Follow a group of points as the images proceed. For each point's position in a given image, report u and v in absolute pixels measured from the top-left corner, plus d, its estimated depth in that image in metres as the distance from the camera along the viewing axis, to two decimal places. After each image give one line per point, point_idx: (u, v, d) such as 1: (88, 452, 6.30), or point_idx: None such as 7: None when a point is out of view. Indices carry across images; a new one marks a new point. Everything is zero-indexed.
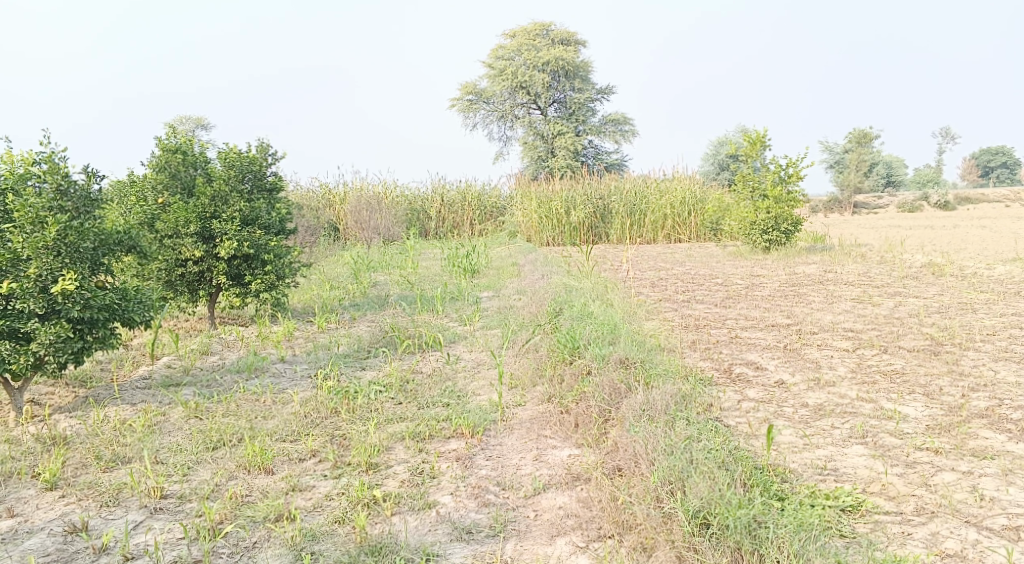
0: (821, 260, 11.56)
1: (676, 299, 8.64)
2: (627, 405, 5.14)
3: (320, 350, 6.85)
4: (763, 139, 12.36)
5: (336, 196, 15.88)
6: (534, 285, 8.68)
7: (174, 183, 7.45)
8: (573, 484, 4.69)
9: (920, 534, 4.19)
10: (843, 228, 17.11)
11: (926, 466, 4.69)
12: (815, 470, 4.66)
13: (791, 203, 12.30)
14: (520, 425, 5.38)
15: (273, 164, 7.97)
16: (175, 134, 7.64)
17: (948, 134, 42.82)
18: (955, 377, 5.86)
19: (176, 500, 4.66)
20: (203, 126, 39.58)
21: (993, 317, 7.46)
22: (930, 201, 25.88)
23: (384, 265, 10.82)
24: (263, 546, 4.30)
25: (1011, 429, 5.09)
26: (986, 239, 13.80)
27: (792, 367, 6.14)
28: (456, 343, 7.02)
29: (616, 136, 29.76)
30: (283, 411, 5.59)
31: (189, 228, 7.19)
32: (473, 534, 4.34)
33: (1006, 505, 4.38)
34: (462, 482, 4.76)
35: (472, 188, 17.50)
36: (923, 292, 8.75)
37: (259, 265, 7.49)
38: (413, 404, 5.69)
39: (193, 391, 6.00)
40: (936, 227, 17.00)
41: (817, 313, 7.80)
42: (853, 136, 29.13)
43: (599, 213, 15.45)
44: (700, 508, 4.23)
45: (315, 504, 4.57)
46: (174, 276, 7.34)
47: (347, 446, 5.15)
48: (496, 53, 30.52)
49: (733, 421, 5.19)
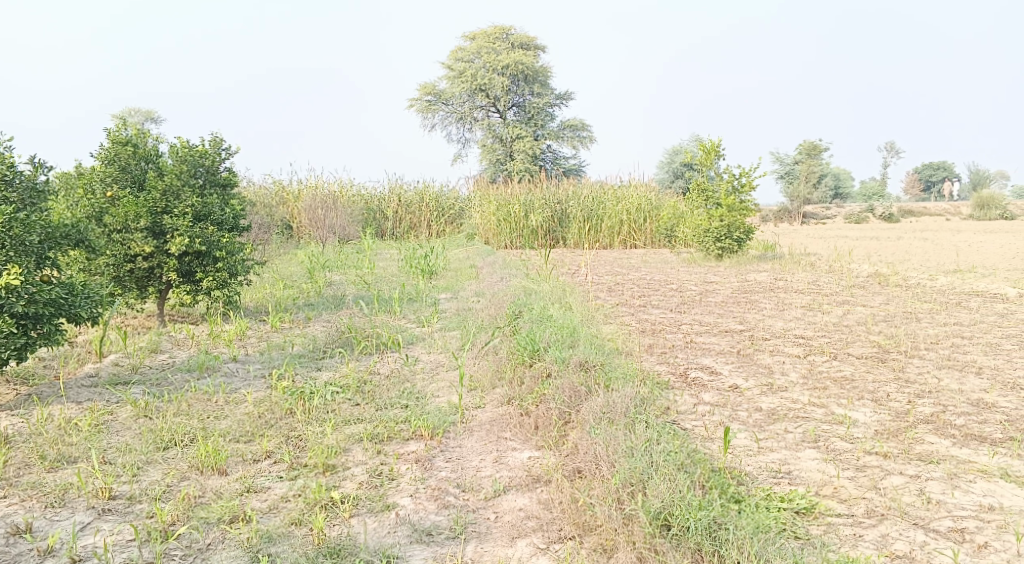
0: (772, 268, 11.70)
1: (632, 304, 8.67)
2: (586, 408, 5.12)
3: (273, 350, 6.72)
4: (718, 147, 12.46)
5: (291, 194, 15.67)
6: (493, 288, 8.64)
7: (124, 176, 7.27)
8: (533, 487, 4.65)
9: (872, 536, 4.23)
10: (793, 237, 17.39)
11: (876, 470, 4.75)
12: (770, 473, 4.68)
13: (744, 212, 12.42)
14: (479, 427, 5.33)
15: (226, 159, 7.83)
16: (125, 127, 7.46)
17: (892, 148, 43.85)
18: (902, 384, 5.95)
19: (125, 501, 4.52)
20: (154, 119, 38.84)
21: (937, 326, 7.61)
22: (875, 213, 26.47)
23: (340, 266, 10.69)
24: (217, 548, 4.19)
25: (956, 434, 5.17)
26: (929, 251, 14.13)
27: (746, 372, 6.18)
28: (414, 345, 6.95)
29: (573, 142, 29.90)
30: (236, 411, 5.47)
31: (139, 223, 7.01)
32: (433, 536, 4.28)
33: (952, 507, 4.44)
34: (421, 484, 4.69)
35: (429, 189, 17.42)
36: (870, 301, 8.91)
37: (211, 262, 7.33)
38: (370, 406, 5.60)
39: (142, 390, 5.84)
40: (881, 238, 17.34)
41: (769, 320, 7.88)
42: (803, 148, 29.75)
43: (556, 217, 15.45)
44: (661, 510, 4.22)
45: (270, 505, 4.46)
46: (122, 272, 7.14)
47: (303, 447, 5.05)
48: (455, 56, 30.47)
49: (689, 424, 5.21)
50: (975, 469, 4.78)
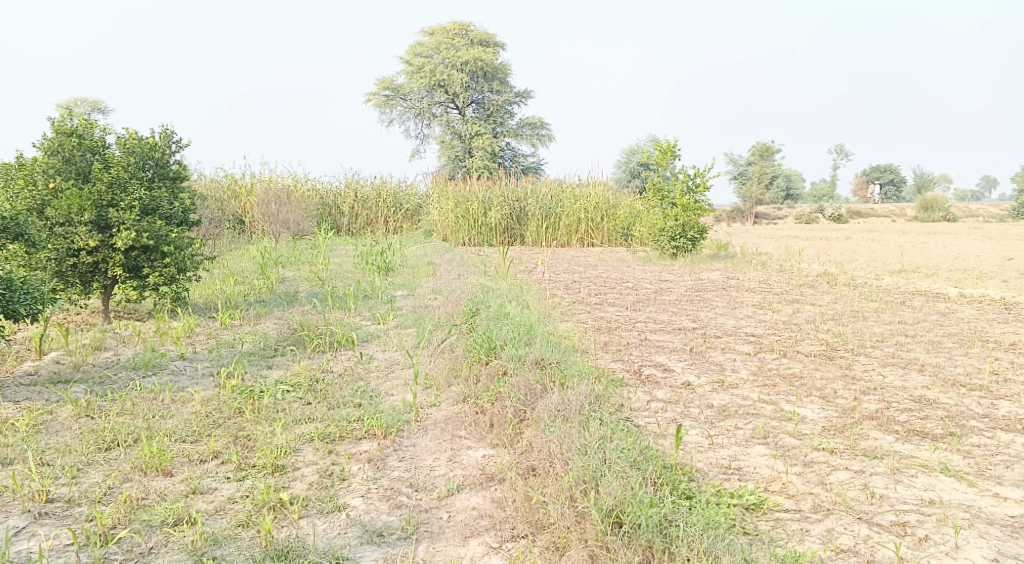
0: (725, 267, 11.78)
1: (589, 302, 8.65)
2: (541, 406, 5.06)
3: (222, 348, 6.56)
4: (675, 148, 12.46)
5: (243, 188, 15.39)
6: (449, 285, 8.56)
7: (68, 168, 7.04)
8: (486, 485, 4.58)
9: (818, 531, 4.23)
10: (746, 236, 17.57)
11: (824, 466, 4.75)
12: (720, 470, 4.66)
13: (699, 212, 12.45)
14: (434, 425, 5.24)
15: (176, 152, 7.64)
16: (70, 117, 7.22)
17: (842, 150, 44.53)
18: (849, 381, 5.98)
19: (63, 503, 4.36)
20: (101, 109, 38.11)
21: (884, 324, 7.69)
22: (825, 214, 26.86)
23: (294, 262, 10.52)
24: (160, 551, 4.06)
25: (899, 430, 5.18)
26: (875, 250, 14.36)
27: (698, 369, 6.18)
28: (369, 343, 6.83)
29: (532, 140, 29.95)
30: (183, 410, 5.32)
31: (83, 216, 6.79)
32: (383, 537, 4.19)
33: (895, 502, 4.45)
34: (372, 484, 4.59)
35: (387, 185, 17.29)
36: (819, 300, 8.99)
37: (159, 257, 7.14)
38: (322, 404, 5.48)
39: (84, 389, 5.65)
40: (830, 238, 17.62)
41: (721, 318, 7.90)
42: (756, 149, 30.12)
43: (514, 215, 15.50)
44: (613, 507, 4.16)
45: (216, 507, 4.34)
46: (65, 267, 6.90)
47: (252, 447, 4.92)
48: (413, 51, 30.32)
49: (643, 421, 5.18)
50: (918, 463, 4.79)
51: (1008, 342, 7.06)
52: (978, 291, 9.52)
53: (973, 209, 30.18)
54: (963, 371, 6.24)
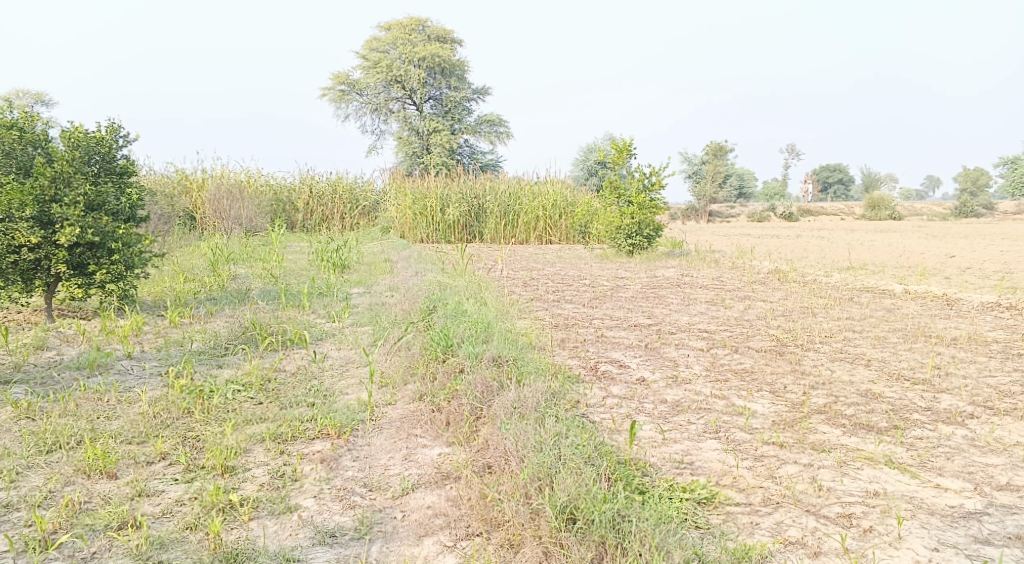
0: (679, 264, 11.83)
1: (546, 299, 8.63)
2: (498, 404, 5.02)
3: (171, 346, 6.42)
4: (630, 146, 12.48)
5: (194, 183, 15.14)
6: (406, 282, 8.48)
7: (8, 162, 6.85)
8: (441, 483, 4.53)
9: (767, 524, 4.24)
10: (701, 234, 17.68)
11: (773, 460, 4.77)
12: (673, 464, 4.67)
13: (654, 210, 12.51)
14: (389, 424, 5.17)
15: (124, 146, 7.47)
16: (11, 110, 7.02)
17: (794, 149, 45.06)
18: (798, 376, 6.02)
19: (1, 509, 4.23)
20: (45, 101, 37.27)
21: (832, 320, 7.77)
22: (778, 212, 27.20)
23: (246, 258, 10.36)
24: (103, 557, 3.95)
25: (846, 423, 5.23)
26: (825, 248, 14.55)
27: (652, 365, 6.19)
28: (323, 341, 6.74)
29: (490, 137, 29.92)
30: (129, 411, 5.18)
31: (24, 211, 6.58)
32: (336, 538, 4.12)
33: (841, 494, 4.48)
34: (325, 484, 4.52)
35: (342, 181, 17.13)
36: (770, 296, 9.07)
37: (105, 254, 6.98)
38: (275, 404, 5.39)
39: (25, 389, 5.50)
40: (783, 235, 17.79)
41: (675, 314, 7.93)
42: (711, 148, 30.34)
43: (472, 212, 15.44)
44: (567, 504, 4.13)
45: (163, 510, 4.23)
46: (5, 264, 6.69)
47: (201, 448, 4.81)
48: (370, 45, 30.08)
49: (597, 417, 5.16)
50: (864, 456, 4.84)
51: (951, 337, 7.17)
52: (922, 287, 9.67)
53: (919, 208, 30.78)
54: (906, 365, 6.33)
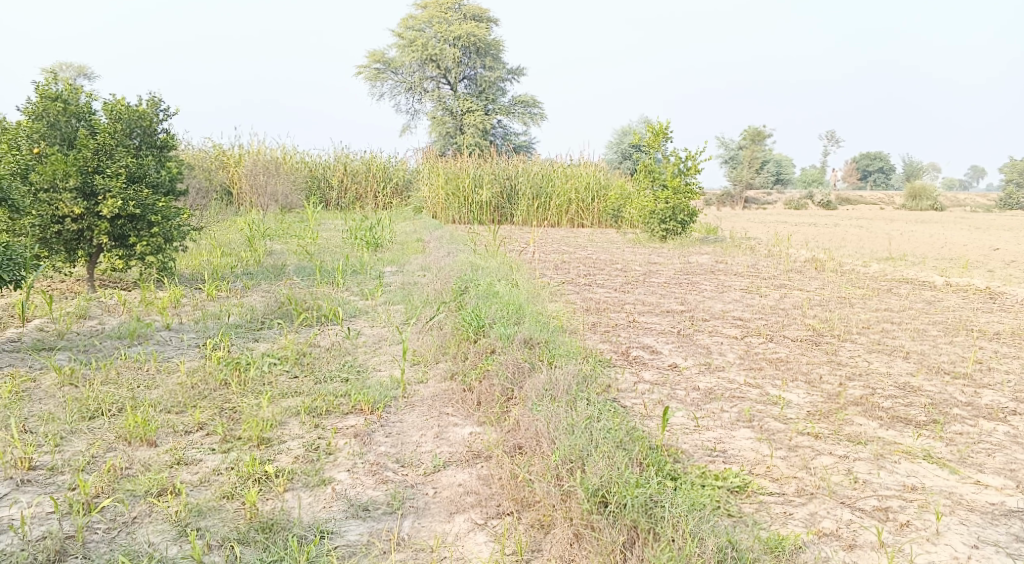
0: (713, 251, 11.77)
1: (578, 282, 8.63)
2: (529, 385, 5.05)
3: (209, 319, 6.52)
4: (666, 130, 12.40)
5: (231, 158, 15.29)
6: (438, 262, 8.52)
7: (53, 133, 6.95)
8: (473, 462, 4.58)
9: (801, 514, 4.24)
10: (736, 220, 17.56)
11: (808, 450, 4.76)
12: (706, 452, 4.67)
13: (689, 195, 12.46)
14: (421, 402, 5.22)
15: (164, 120, 7.56)
16: (57, 82, 7.12)
17: (833, 136, 44.50)
18: (834, 366, 5.99)
19: (46, 472, 4.34)
20: (87, 75, 37.74)
21: (869, 311, 7.71)
22: (815, 200, 26.92)
23: (281, 235, 10.47)
24: (143, 521, 4.04)
25: (883, 416, 5.20)
26: (864, 238, 14.38)
27: (685, 352, 6.18)
28: (356, 318, 6.81)
29: (524, 118, 29.86)
30: (168, 381, 5.28)
31: (68, 183, 6.70)
32: (369, 511, 4.18)
33: (877, 487, 4.47)
34: (359, 458, 4.58)
35: (377, 159, 17.20)
36: (806, 285, 9.00)
37: (145, 227, 7.08)
38: (309, 378, 5.46)
39: (68, 356, 5.62)
40: (820, 224, 17.62)
41: (709, 301, 7.90)
42: (748, 133, 30.04)
43: (505, 193, 15.44)
44: (599, 487, 4.14)
45: (201, 478, 4.32)
46: (49, 234, 6.82)
47: (237, 420, 4.89)
48: (406, 24, 30.06)
49: (629, 402, 5.18)
50: (901, 450, 4.81)
51: (992, 331, 7.09)
52: (964, 280, 9.54)
53: (961, 199, 30.32)
54: (946, 359, 6.27)
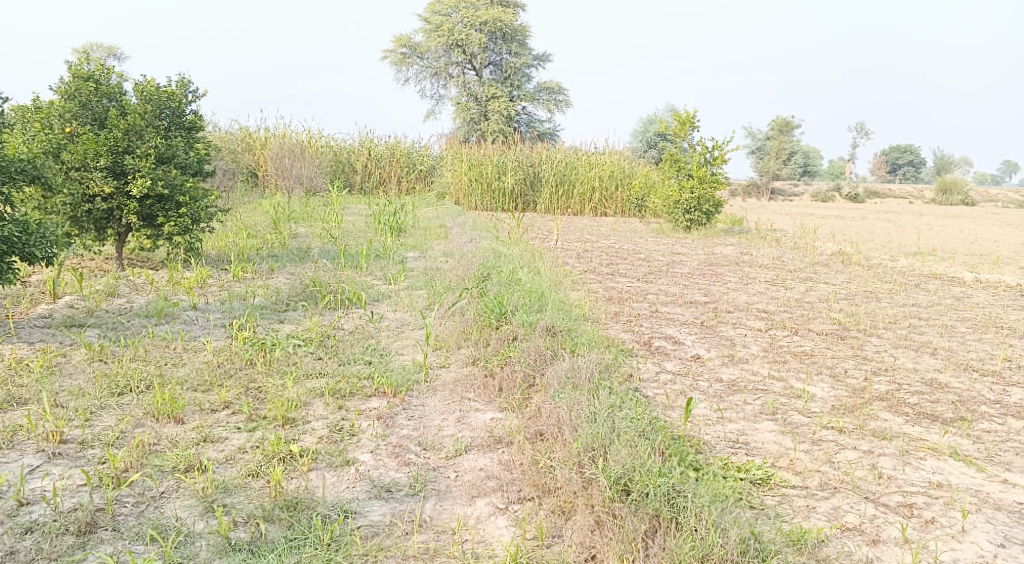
0: (738, 242, 11.73)
1: (600, 271, 8.64)
2: (551, 372, 5.09)
3: (235, 300, 6.59)
4: (693, 119, 12.33)
5: (258, 141, 15.39)
6: (461, 249, 8.55)
7: (84, 113, 7.02)
8: (494, 447, 4.62)
9: (825, 508, 4.25)
10: (763, 212, 17.47)
11: (832, 444, 4.76)
12: (728, 444, 4.69)
13: (715, 184, 12.43)
14: (443, 387, 5.26)
15: (193, 101, 7.61)
16: (89, 62, 7.18)
17: (863, 128, 44.03)
18: (860, 361, 5.98)
19: (77, 445, 4.42)
20: (117, 56, 38.05)
21: (897, 306, 7.67)
22: (842, 193, 26.71)
23: (306, 218, 10.53)
24: (171, 496, 4.12)
25: (909, 412, 5.19)
26: (892, 232, 14.24)
27: (708, 343, 6.18)
28: (379, 302, 6.86)
29: (549, 105, 29.80)
30: (195, 359, 5.36)
31: (99, 161, 6.80)
32: (391, 493, 4.24)
33: (902, 483, 4.47)
34: (382, 440, 4.64)
35: (401, 145, 17.24)
36: (833, 279, 8.96)
37: (174, 207, 7.16)
38: (333, 360, 5.52)
39: (98, 333, 5.71)
40: (848, 217, 17.51)
41: (733, 293, 7.89)
42: (776, 124, 29.82)
43: (528, 180, 15.44)
44: (621, 475, 4.17)
45: (227, 456, 4.39)
46: (80, 213, 6.94)
47: (263, 399, 4.96)
48: (433, 9, 30.03)
49: (651, 392, 5.20)
50: (926, 446, 4.80)
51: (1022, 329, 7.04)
52: (994, 277, 9.47)
53: (992, 194, 29.96)
54: (975, 356, 6.23)
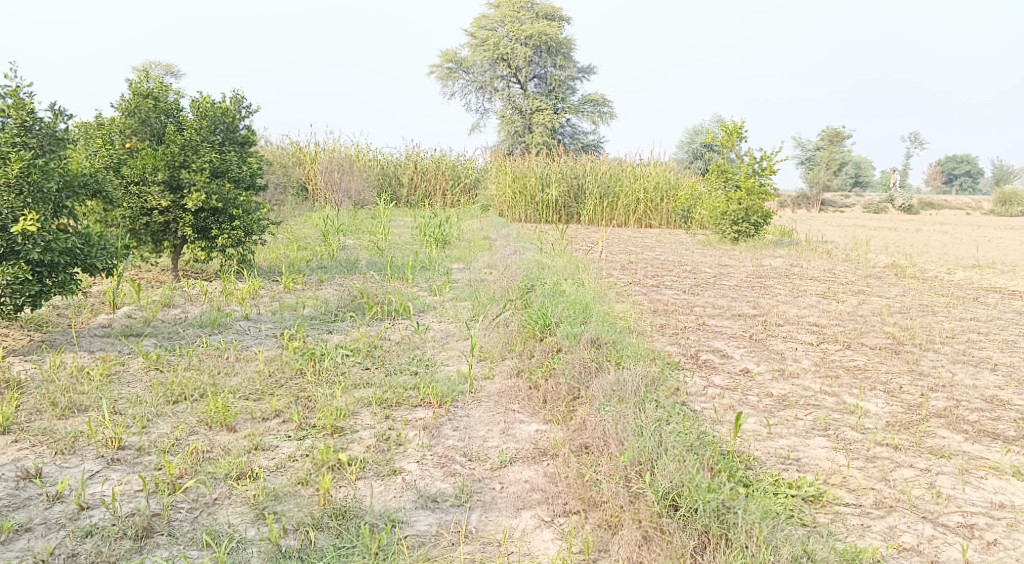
0: (787, 254, 11.63)
1: (645, 284, 8.63)
2: (597, 385, 5.11)
3: (285, 310, 6.72)
4: (741, 130, 12.26)
5: (307, 154, 15.66)
6: (506, 260, 8.61)
7: (143, 128, 7.23)
8: (540, 459, 4.66)
9: (879, 527, 4.21)
10: (813, 224, 17.26)
11: (885, 461, 4.71)
12: (778, 459, 4.67)
13: (763, 197, 12.30)
14: (488, 398, 5.32)
15: (246, 117, 7.79)
16: (148, 79, 7.40)
17: (917, 138, 43.26)
18: (915, 377, 5.89)
19: (134, 451, 4.55)
20: (172, 73, 39.02)
21: (952, 320, 7.54)
22: (895, 204, 26.29)
23: (354, 230, 10.69)
24: (224, 503, 4.22)
25: (968, 429, 5.11)
26: (948, 244, 13.98)
27: (757, 357, 6.15)
28: (426, 313, 6.94)
29: (594, 117, 29.81)
30: (246, 369, 5.48)
31: (157, 176, 7.00)
32: (438, 503, 4.29)
33: (961, 503, 4.40)
34: (428, 450, 4.69)
35: (446, 158, 17.40)
36: (885, 292, 8.84)
37: (227, 220, 7.32)
38: (380, 370, 5.60)
39: (154, 342, 5.87)
40: (901, 229, 17.23)
41: (783, 306, 7.83)
42: (826, 134, 29.46)
43: (572, 192, 15.46)
44: (670, 490, 4.18)
45: (277, 464, 4.49)
46: (138, 225, 7.14)
47: (312, 408, 5.05)
48: (479, 23, 30.26)
49: (699, 406, 5.19)
50: (986, 465, 4.72)
51: None
52: None
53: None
54: None
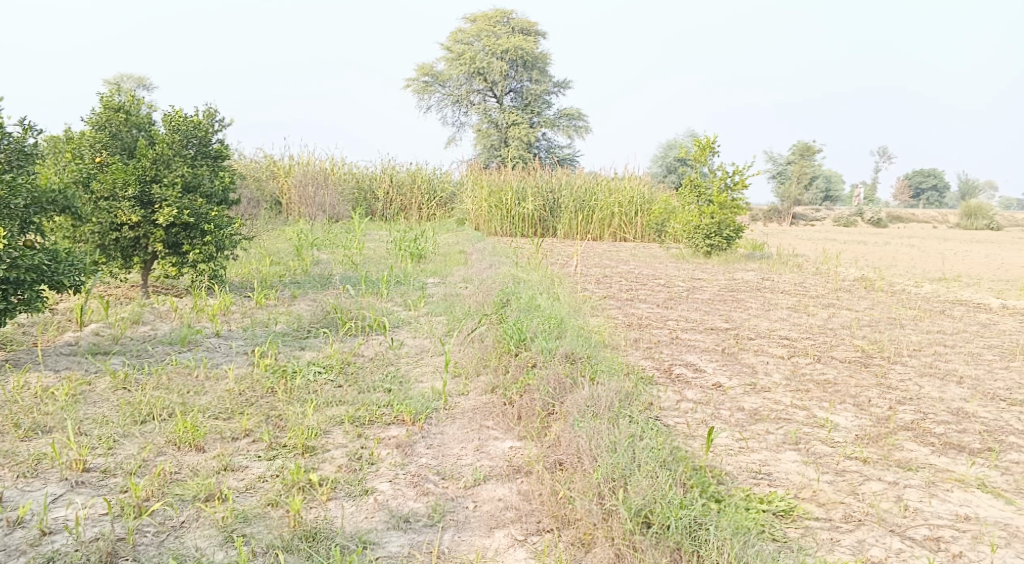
0: (759, 268, 11.70)
1: (620, 298, 8.64)
2: (572, 401, 5.07)
3: (257, 327, 6.65)
4: (713, 145, 12.33)
5: (281, 168, 15.57)
6: (481, 275, 8.59)
7: (114, 143, 7.14)
8: (512, 477, 4.62)
9: (850, 541, 4.21)
10: (786, 237, 17.38)
11: (856, 475, 4.72)
12: (750, 474, 4.66)
13: (735, 210, 12.38)
14: (461, 414, 5.28)
15: (218, 131, 7.72)
16: (119, 93, 7.32)
17: (886, 153, 43.82)
18: (885, 390, 5.92)
19: (100, 474, 4.47)
20: (146, 85, 38.75)
21: (922, 333, 7.60)
22: (865, 217, 26.57)
23: (328, 245, 10.62)
24: (191, 526, 4.15)
25: (936, 442, 5.14)
26: (917, 258, 14.13)
27: (730, 371, 6.16)
28: (399, 328, 6.89)
29: (569, 131, 29.93)
30: (216, 387, 5.41)
31: (127, 191, 6.91)
32: (410, 523, 4.24)
33: (929, 516, 4.42)
34: (400, 469, 4.65)
35: (421, 171, 17.38)
36: (856, 305, 8.91)
37: (199, 235, 7.22)
38: (353, 388, 5.54)
39: (122, 360, 5.78)
40: (872, 241, 17.39)
41: (756, 320, 7.86)
42: (797, 149, 29.76)
43: (547, 206, 15.47)
44: (642, 507, 4.16)
45: (247, 485, 4.42)
46: (107, 241, 7.03)
47: (283, 428, 4.99)
48: (454, 37, 30.32)
49: (672, 421, 5.19)
50: (952, 478, 4.75)
51: None
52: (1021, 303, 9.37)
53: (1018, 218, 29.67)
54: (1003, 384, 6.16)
